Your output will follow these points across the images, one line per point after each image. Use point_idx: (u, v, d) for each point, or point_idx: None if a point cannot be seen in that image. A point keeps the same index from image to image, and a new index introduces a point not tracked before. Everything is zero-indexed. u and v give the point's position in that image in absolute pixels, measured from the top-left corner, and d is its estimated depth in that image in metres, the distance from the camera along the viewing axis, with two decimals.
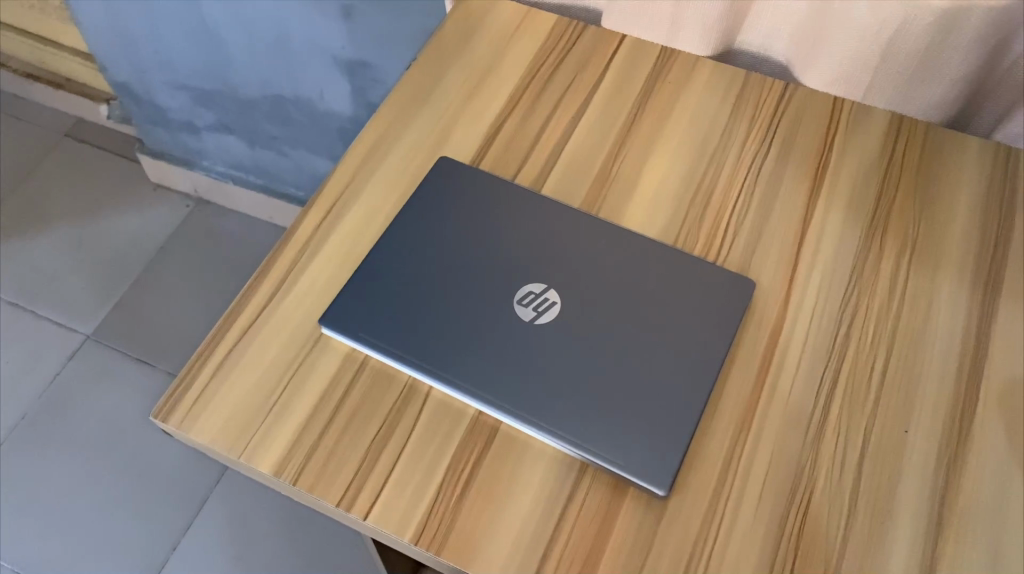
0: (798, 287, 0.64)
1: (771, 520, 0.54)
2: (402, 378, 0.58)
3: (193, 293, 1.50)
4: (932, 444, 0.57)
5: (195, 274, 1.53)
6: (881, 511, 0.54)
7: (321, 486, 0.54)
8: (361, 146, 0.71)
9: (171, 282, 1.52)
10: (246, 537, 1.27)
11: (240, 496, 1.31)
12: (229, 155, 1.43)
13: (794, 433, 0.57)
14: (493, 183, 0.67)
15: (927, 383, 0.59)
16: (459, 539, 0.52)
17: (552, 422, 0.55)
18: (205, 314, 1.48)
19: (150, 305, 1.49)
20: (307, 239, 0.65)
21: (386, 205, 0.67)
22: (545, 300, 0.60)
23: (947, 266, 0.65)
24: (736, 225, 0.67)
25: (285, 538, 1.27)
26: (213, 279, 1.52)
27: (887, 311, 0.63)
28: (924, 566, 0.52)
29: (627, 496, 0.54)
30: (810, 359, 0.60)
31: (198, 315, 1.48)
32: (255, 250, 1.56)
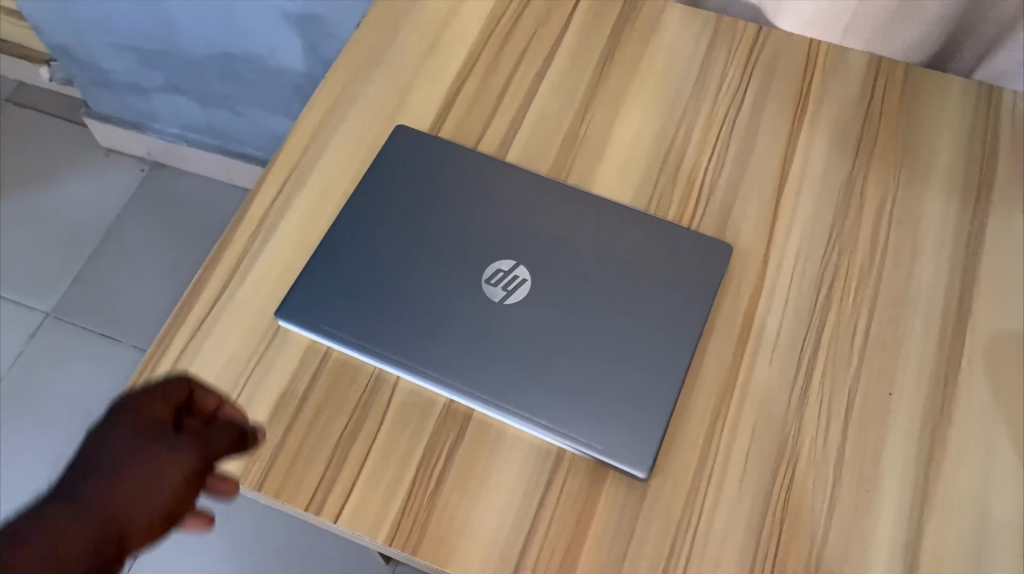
0: (778, 248, 0.61)
1: (757, 494, 0.52)
2: (368, 367, 0.56)
3: (155, 263, 1.46)
4: (916, 407, 0.55)
5: (156, 242, 1.48)
6: (867, 480, 0.53)
7: (288, 489, 0.52)
8: (311, 117, 0.66)
9: (131, 252, 1.46)
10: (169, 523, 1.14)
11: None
12: (182, 116, 1.36)
13: (776, 404, 0.55)
14: (454, 150, 0.63)
15: (911, 343, 0.58)
16: (434, 535, 0.51)
17: (527, 407, 0.53)
18: (171, 284, 1.44)
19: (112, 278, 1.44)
20: (259, 222, 0.61)
21: (343, 180, 0.63)
22: (514, 278, 0.57)
23: (929, 219, 0.63)
24: (711, 184, 0.64)
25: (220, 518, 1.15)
26: (178, 247, 1.48)
27: (868, 270, 0.61)
28: (911, 532, 0.51)
29: (607, 480, 0.52)
30: (792, 323, 0.58)
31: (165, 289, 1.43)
32: (218, 214, 1.51)
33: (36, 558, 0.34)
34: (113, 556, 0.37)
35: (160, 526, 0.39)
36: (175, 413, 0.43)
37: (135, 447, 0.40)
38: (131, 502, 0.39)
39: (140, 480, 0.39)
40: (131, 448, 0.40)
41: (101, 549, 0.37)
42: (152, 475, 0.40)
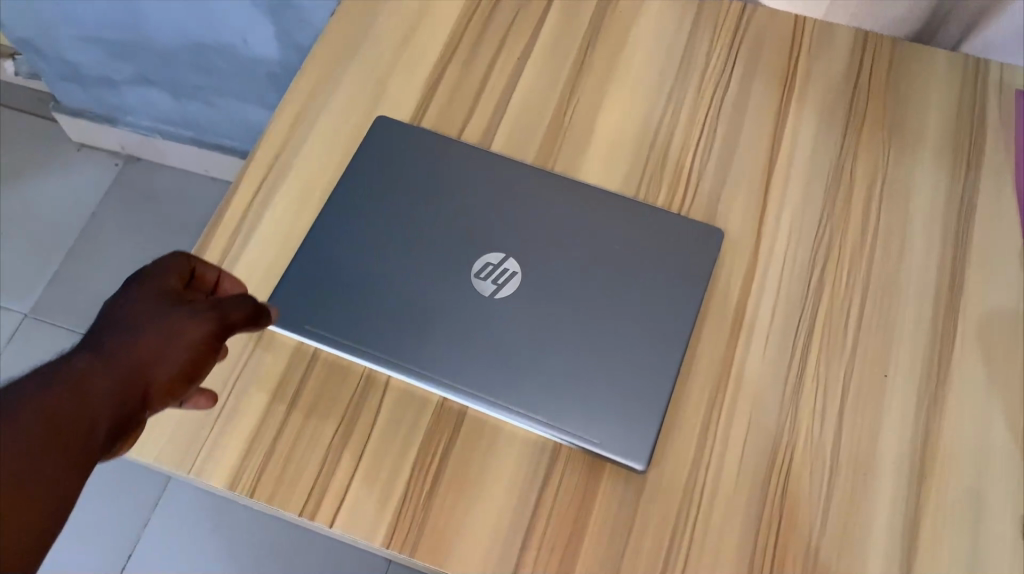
0: (769, 231, 0.61)
1: (756, 482, 0.52)
2: (358, 367, 0.55)
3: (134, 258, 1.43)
4: (912, 388, 0.55)
5: (135, 237, 1.45)
6: (865, 464, 0.52)
7: (281, 495, 0.51)
8: (287, 112, 0.65)
9: (109, 248, 1.44)
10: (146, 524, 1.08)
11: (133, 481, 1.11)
12: (155, 108, 1.33)
13: (772, 391, 0.55)
14: (438, 141, 0.62)
15: (905, 323, 0.57)
16: (432, 536, 0.50)
17: (521, 402, 0.52)
18: None
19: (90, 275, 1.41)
20: (239, 222, 0.60)
21: (324, 176, 0.62)
22: (504, 271, 0.56)
23: (919, 196, 0.62)
24: (699, 168, 0.63)
25: (201, 520, 1.09)
26: (157, 241, 1.45)
27: (860, 251, 0.60)
28: (911, 514, 0.51)
29: (604, 474, 0.52)
30: (785, 307, 0.58)
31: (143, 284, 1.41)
32: (197, 207, 1.48)
33: (67, 395, 0.36)
34: (139, 402, 0.39)
35: (178, 376, 0.41)
36: (184, 284, 0.45)
37: (153, 307, 0.42)
38: (148, 354, 0.40)
39: (158, 334, 0.41)
40: (150, 308, 0.42)
41: (126, 395, 0.38)
42: (172, 330, 0.41)
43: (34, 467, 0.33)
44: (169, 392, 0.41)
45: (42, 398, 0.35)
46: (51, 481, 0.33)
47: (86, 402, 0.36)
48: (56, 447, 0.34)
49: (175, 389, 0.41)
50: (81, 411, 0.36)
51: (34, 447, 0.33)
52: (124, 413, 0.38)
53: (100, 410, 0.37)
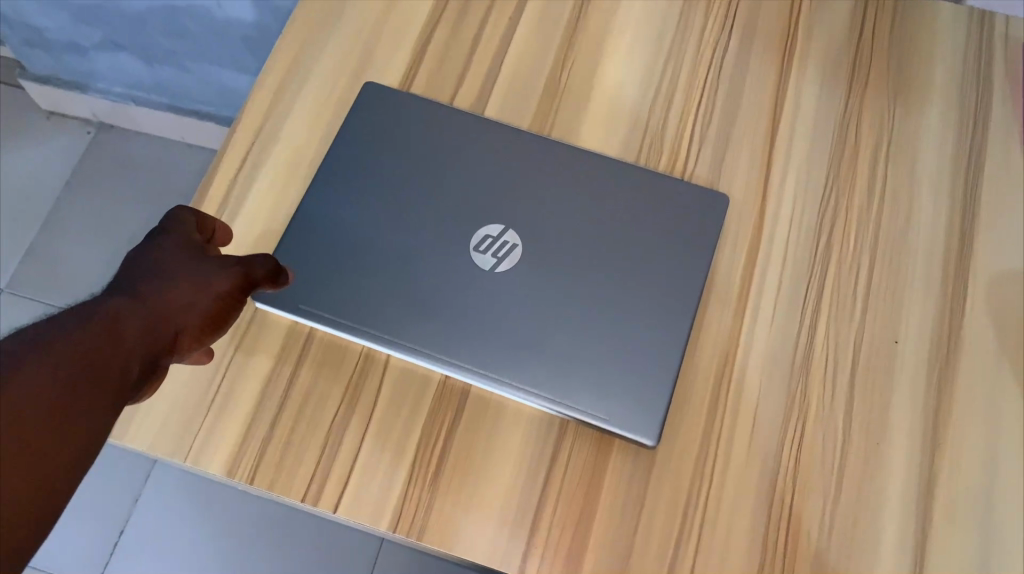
0: (774, 196, 0.59)
1: (767, 455, 0.51)
2: (356, 347, 0.53)
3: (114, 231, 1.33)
4: (922, 354, 0.54)
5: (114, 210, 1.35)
6: (876, 433, 0.52)
7: (281, 483, 0.49)
8: (270, 79, 0.62)
9: (86, 221, 1.34)
10: (129, 520, 1.05)
11: (113, 478, 1.07)
12: (125, 75, 1.26)
13: (781, 360, 0.54)
14: (431, 106, 0.59)
15: (914, 288, 0.56)
16: (440, 519, 0.49)
17: (527, 380, 0.51)
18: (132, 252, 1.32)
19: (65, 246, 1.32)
20: (224, 198, 0.58)
21: (312, 147, 0.59)
22: (504, 243, 0.54)
23: (926, 155, 0.61)
24: (701, 131, 0.61)
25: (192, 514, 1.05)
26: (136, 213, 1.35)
27: (867, 213, 0.59)
28: (923, 483, 0.51)
29: (613, 450, 0.51)
30: (793, 274, 0.56)
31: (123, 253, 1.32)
32: (179, 179, 1.39)
33: (103, 332, 0.36)
34: (166, 344, 0.40)
35: (200, 330, 0.42)
36: (204, 242, 0.47)
37: (179, 259, 0.43)
38: (176, 302, 0.41)
39: (186, 283, 0.42)
40: (179, 260, 0.43)
41: (154, 335, 0.39)
42: (198, 282, 0.43)
43: (76, 392, 0.33)
44: (192, 341, 0.42)
45: (83, 327, 0.35)
46: (87, 410, 0.33)
47: (119, 337, 0.37)
48: (96, 377, 0.34)
49: (196, 339, 0.42)
50: (119, 347, 0.36)
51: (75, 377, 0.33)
52: (152, 353, 0.38)
53: (135, 346, 0.37)
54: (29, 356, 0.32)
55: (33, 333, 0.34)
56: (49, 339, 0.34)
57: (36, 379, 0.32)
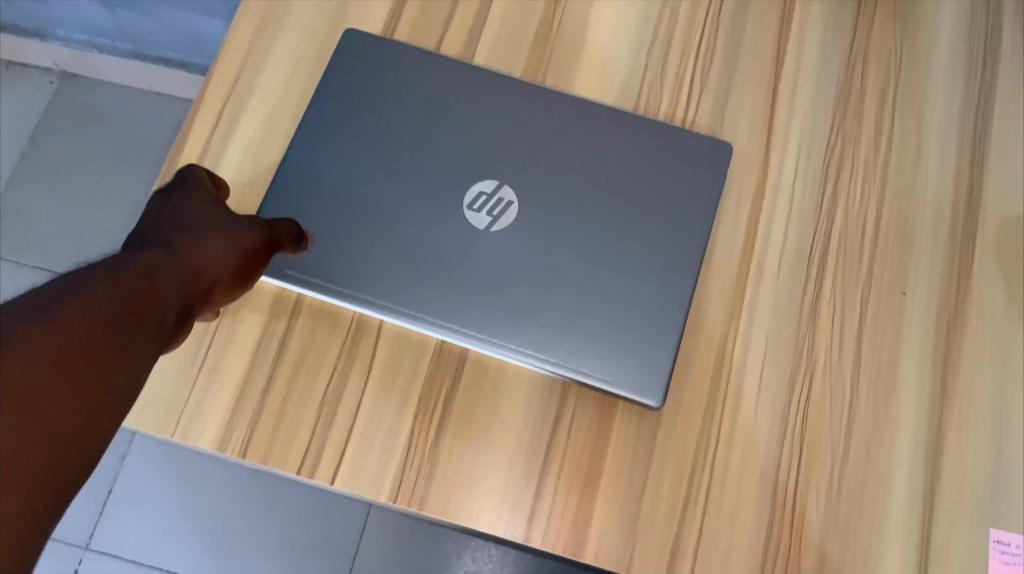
0: (778, 143, 0.57)
1: (774, 413, 0.50)
2: (347, 312, 0.51)
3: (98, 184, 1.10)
4: (930, 307, 0.53)
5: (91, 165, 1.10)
6: (885, 388, 0.51)
7: (275, 455, 0.47)
8: (243, 28, 0.58)
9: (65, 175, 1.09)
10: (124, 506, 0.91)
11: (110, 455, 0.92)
12: (81, 21, 1.01)
13: (787, 316, 0.52)
14: (416, 53, 0.55)
15: (922, 239, 0.55)
16: (444, 489, 0.47)
17: (528, 344, 0.49)
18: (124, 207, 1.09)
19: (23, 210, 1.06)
20: (201, 157, 0.54)
21: (291, 100, 0.56)
22: (499, 201, 0.51)
23: (935, 98, 0.58)
24: (701, 76, 0.58)
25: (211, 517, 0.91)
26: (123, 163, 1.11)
27: (874, 161, 0.57)
28: (931, 438, 0.50)
29: (617, 412, 0.50)
30: (799, 226, 0.55)
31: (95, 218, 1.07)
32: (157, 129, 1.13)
33: (141, 280, 0.33)
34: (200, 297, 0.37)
35: (228, 284, 0.40)
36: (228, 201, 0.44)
37: (208, 214, 0.41)
38: (210, 255, 0.38)
39: (218, 239, 0.39)
40: (208, 215, 0.41)
41: (191, 286, 0.36)
42: (221, 238, 0.40)
43: (114, 340, 0.31)
44: (223, 294, 0.39)
45: (117, 274, 0.33)
46: (127, 360, 0.31)
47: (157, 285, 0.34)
48: (135, 323, 0.32)
49: (227, 293, 0.40)
50: (157, 293, 0.34)
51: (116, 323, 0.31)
52: (187, 305, 0.36)
53: (173, 296, 0.35)
54: (66, 303, 0.30)
55: (63, 284, 0.31)
56: (83, 287, 0.31)
57: (73, 327, 0.30)
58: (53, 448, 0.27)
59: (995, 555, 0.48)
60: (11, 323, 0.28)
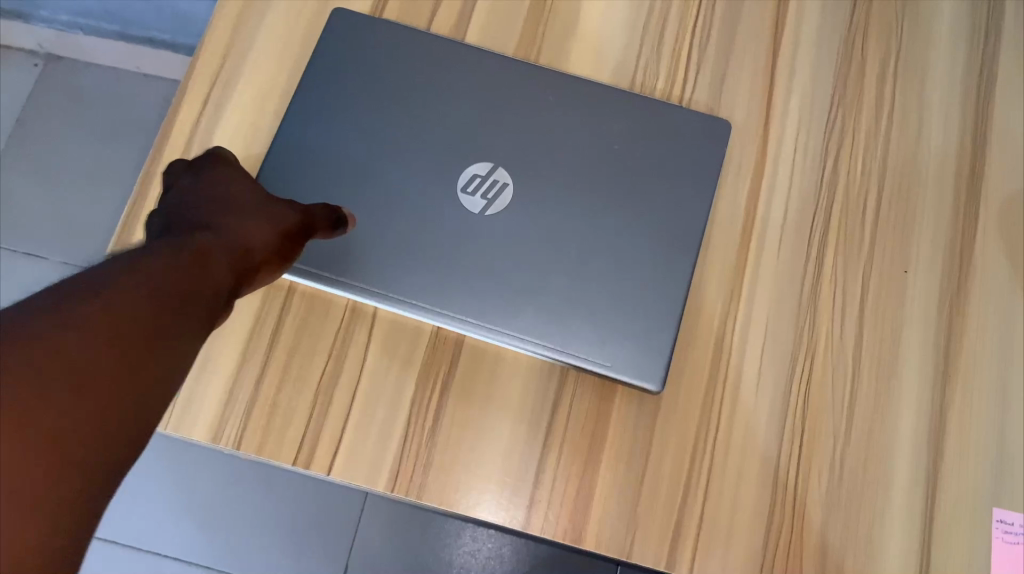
0: (777, 119, 0.55)
1: (775, 394, 0.49)
2: (340, 300, 0.50)
3: (89, 171, 1.05)
4: (932, 284, 0.52)
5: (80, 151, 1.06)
6: (887, 368, 0.50)
7: (270, 446, 0.47)
8: (228, 10, 0.56)
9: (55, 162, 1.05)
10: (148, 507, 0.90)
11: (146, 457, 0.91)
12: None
13: (788, 296, 0.52)
14: (406, 32, 0.54)
15: (924, 215, 0.54)
16: (443, 477, 0.47)
17: (526, 330, 0.48)
18: (118, 193, 1.05)
19: (17, 202, 1.02)
20: (188, 142, 0.53)
21: (279, 83, 0.55)
22: (493, 183, 0.50)
23: (937, 69, 0.57)
24: (698, 51, 0.57)
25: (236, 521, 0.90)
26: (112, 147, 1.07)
27: (875, 136, 0.55)
28: (934, 416, 0.50)
29: (616, 396, 0.49)
30: (799, 203, 0.54)
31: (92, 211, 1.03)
32: (145, 110, 1.08)
33: (193, 263, 0.36)
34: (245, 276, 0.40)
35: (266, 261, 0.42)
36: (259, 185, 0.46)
37: (249, 198, 0.43)
38: (255, 236, 0.41)
39: (259, 224, 0.42)
40: (251, 198, 0.44)
41: (245, 262, 0.40)
42: (251, 219, 0.42)
43: (160, 329, 0.33)
44: (266, 273, 0.42)
45: (169, 256, 0.36)
46: (173, 343, 0.34)
47: (205, 270, 0.37)
48: (181, 307, 0.35)
49: (268, 273, 0.43)
50: (208, 275, 0.37)
51: (167, 306, 0.34)
52: (239, 280, 0.40)
53: (223, 276, 0.38)
54: (125, 283, 0.33)
55: (112, 271, 0.34)
56: (130, 277, 0.34)
57: (122, 320, 0.32)
58: (106, 435, 0.30)
59: (999, 535, 0.48)
60: (75, 301, 0.32)
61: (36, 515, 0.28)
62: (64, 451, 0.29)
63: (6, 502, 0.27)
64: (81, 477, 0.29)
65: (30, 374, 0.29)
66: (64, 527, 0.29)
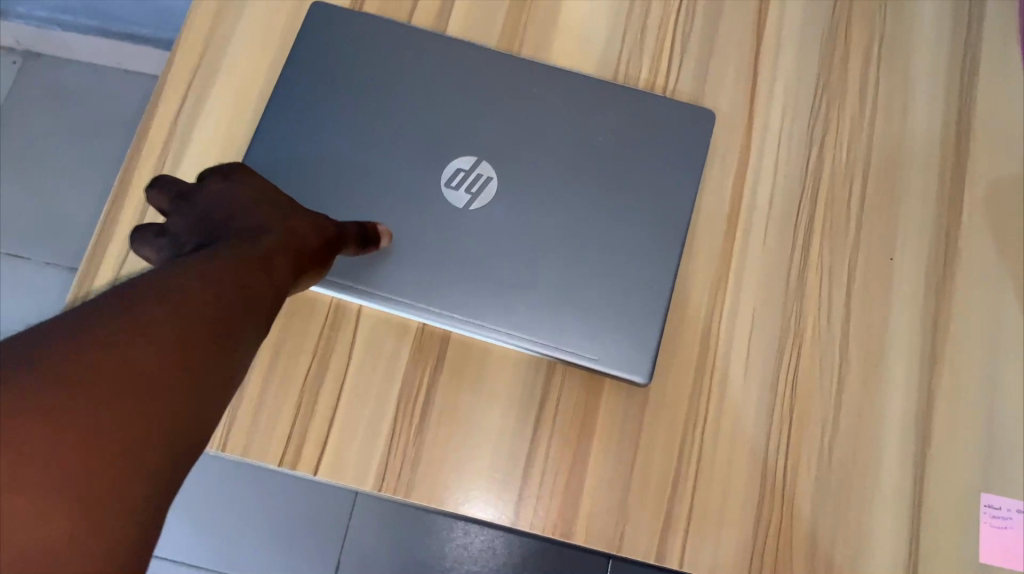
0: (762, 107, 0.55)
1: (763, 384, 0.49)
2: (324, 298, 0.50)
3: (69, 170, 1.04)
4: (919, 271, 0.52)
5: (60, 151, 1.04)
6: (874, 356, 0.50)
7: (256, 447, 0.46)
8: (206, 4, 0.56)
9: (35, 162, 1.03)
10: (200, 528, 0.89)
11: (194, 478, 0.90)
12: None
13: (775, 286, 0.51)
14: (386, 24, 0.53)
15: (910, 201, 0.54)
16: (431, 475, 0.46)
17: (512, 325, 0.48)
18: (98, 192, 1.03)
19: None
20: (167, 140, 0.52)
21: (258, 78, 0.54)
22: (477, 177, 0.50)
23: (921, 55, 0.57)
24: (682, 40, 0.57)
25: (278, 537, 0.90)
26: (93, 146, 1.05)
27: (860, 123, 0.55)
28: (922, 403, 0.50)
29: (603, 389, 0.49)
30: (785, 192, 0.53)
31: (72, 212, 1.02)
32: (126, 108, 1.06)
33: (253, 265, 0.35)
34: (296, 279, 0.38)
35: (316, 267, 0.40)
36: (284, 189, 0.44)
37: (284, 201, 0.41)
38: (302, 238, 0.39)
39: (302, 225, 0.40)
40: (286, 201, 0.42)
41: (296, 264, 0.38)
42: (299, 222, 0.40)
43: (228, 329, 0.31)
44: (310, 276, 0.40)
45: (230, 258, 0.34)
46: (241, 346, 0.32)
47: (264, 271, 0.35)
48: (248, 307, 0.33)
49: (313, 275, 0.41)
50: (268, 277, 0.35)
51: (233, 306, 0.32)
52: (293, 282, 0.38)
53: (282, 278, 0.36)
54: (191, 286, 0.31)
55: (178, 276, 0.32)
56: (197, 277, 0.32)
57: (190, 320, 0.30)
58: (173, 443, 0.28)
59: (986, 519, 0.48)
60: (143, 304, 0.30)
61: (108, 523, 0.25)
62: (134, 455, 0.26)
63: (76, 507, 0.25)
64: (151, 487, 0.27)
65: (99, 377, 0.27)
66: (133, 540, 0.26)
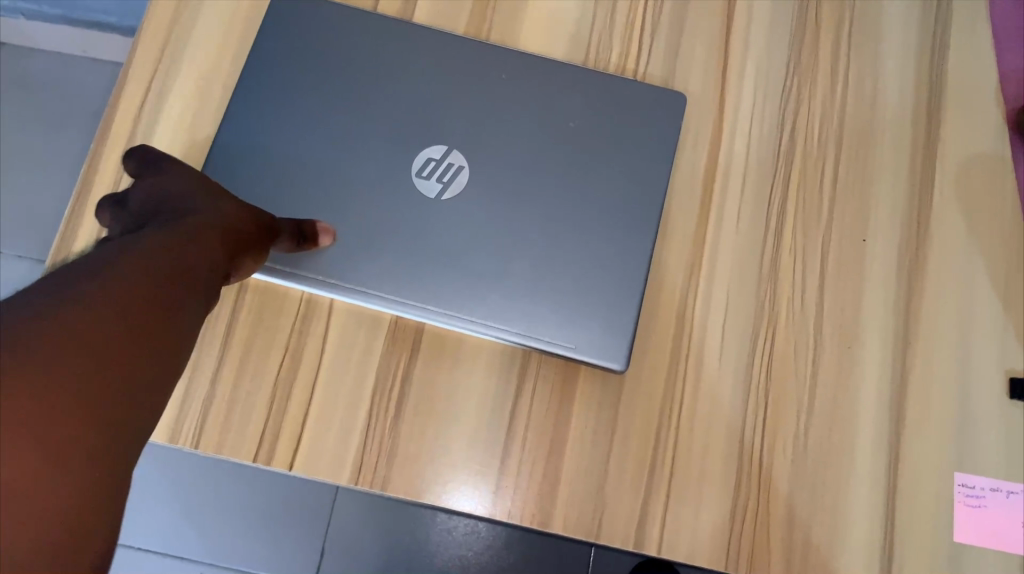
0: (734, 89, 0.55)
1: (738, 368, 0.49)
2: (295, 292, 0.49)
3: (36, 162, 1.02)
4: (891, 250, 0.53)
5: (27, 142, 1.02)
6: (848, 336, 0.51)
7: (230, 444, 0.46)
8: None
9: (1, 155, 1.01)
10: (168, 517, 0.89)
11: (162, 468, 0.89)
12: None
13: (749, 268, 0.51)
14: (350, 11, 0.52)
15: (881, 180, 0.54)
16: (408, 467, 0.46)
17: (486, 316, 0.47)
18: (67, 183, 1.01)
19: None
20: (131, 134, 0.51)
21: (223, 69, 0.53)
22: (448, 166, 0.49)
23: (891, 33, 0.57)
24: (652, 21, 0.56)
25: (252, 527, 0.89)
26: (59, 137, 1.03)
27: (831, 102, 0.55)
28: (896, 382, 0.50)
29: (579, 377, 0.49)
30: (757, 173, 0.53)
31: (41, 205, 1.00)
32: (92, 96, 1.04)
33: (188, 241, 0.37)
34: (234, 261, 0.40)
35: (257, 243, 0.42)
36: None
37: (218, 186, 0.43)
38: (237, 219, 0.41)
39: (236, 208, 0.42)
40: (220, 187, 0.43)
41: (233, 245, 0.40)
42: (233, 201, 0.42)
43: (166, 296, 0.34)
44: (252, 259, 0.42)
45: (167, 235, 0.36)
46: (178, 314, 0.34)
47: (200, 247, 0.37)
48: (185, 277, 0.35)
49: (254, 256, 0.42)
50: (205, 253, 0.37)
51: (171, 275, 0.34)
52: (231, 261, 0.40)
53: (218, 255, 0.38)
54: (131, 258, 0.34)
55: (115, 253, 0.34)
56: (131, 252, 0.34)
57: (134, 288, 0.33)
58: (123, 400, 0.30)
59: (961, 498, 0.48)
60: (86, 276, 0.32)
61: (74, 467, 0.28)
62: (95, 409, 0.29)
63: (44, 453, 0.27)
64: (108, 438, 0.29)
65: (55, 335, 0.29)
66: (97, 483, 0.29)
